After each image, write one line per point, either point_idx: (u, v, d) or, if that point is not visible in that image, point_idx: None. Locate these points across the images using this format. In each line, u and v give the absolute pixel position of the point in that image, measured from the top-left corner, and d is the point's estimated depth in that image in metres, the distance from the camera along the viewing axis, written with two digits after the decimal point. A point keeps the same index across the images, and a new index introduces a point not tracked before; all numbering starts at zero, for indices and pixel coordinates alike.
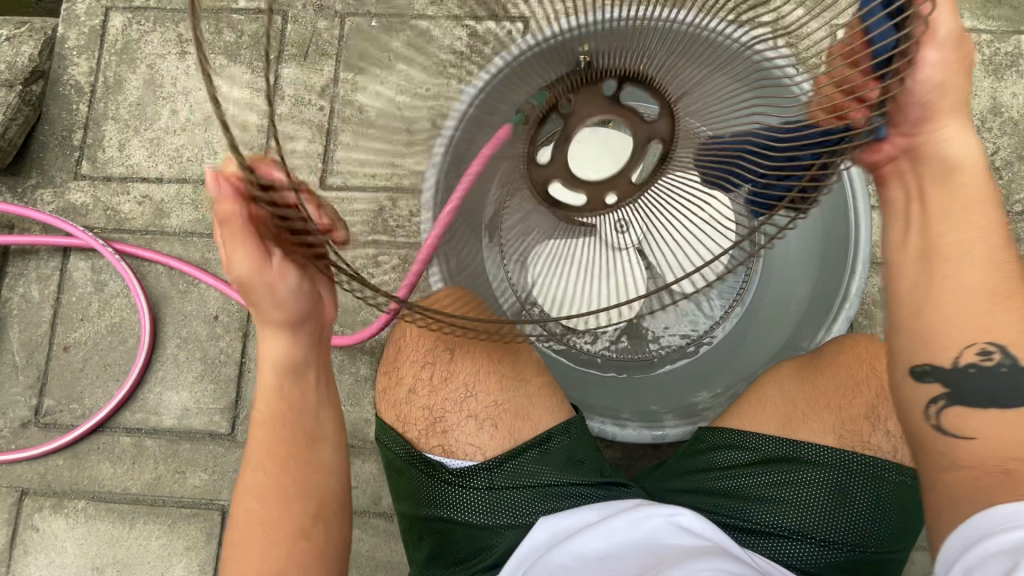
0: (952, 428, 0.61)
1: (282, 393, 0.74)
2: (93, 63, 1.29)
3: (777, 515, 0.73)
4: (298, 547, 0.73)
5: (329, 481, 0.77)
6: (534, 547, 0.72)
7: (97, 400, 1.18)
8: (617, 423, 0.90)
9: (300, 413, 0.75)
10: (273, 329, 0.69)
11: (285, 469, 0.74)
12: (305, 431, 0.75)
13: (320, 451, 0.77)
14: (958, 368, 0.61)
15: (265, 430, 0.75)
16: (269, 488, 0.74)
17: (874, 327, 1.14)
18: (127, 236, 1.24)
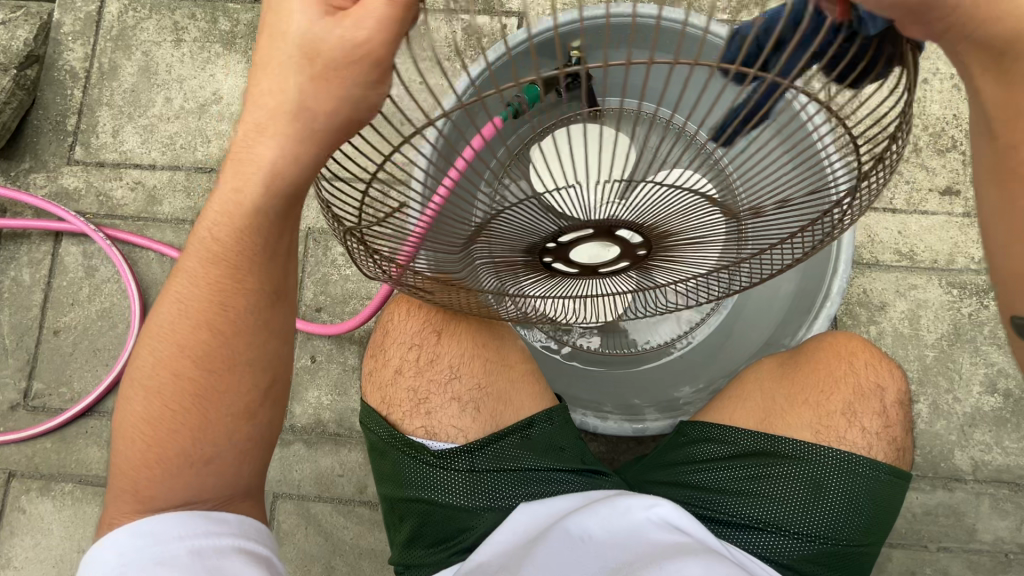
0: None
1: (251, 222, 0.61)
2: (88, 49, 1.29)
3: (754, 507, 0.74)
4: (241, 425, 0.70)
5: (284, 352, 0.71)
6: (514, 533, 0.72)
7: (86, 384, 1.19)
8: (599, 415, 0.90)
9: (263, 262, 0.65)
10: (277, 128, 0.53)
11: (238, 328, 0.67)
12: (271, 288, 0.67)
13: (281, 317, 0.69)
14: None
15: (217, 267, 0.65)
16: (224, 354, 0.68)
17: (858, 326, 1.15)
18: (119, 222, 1.24)
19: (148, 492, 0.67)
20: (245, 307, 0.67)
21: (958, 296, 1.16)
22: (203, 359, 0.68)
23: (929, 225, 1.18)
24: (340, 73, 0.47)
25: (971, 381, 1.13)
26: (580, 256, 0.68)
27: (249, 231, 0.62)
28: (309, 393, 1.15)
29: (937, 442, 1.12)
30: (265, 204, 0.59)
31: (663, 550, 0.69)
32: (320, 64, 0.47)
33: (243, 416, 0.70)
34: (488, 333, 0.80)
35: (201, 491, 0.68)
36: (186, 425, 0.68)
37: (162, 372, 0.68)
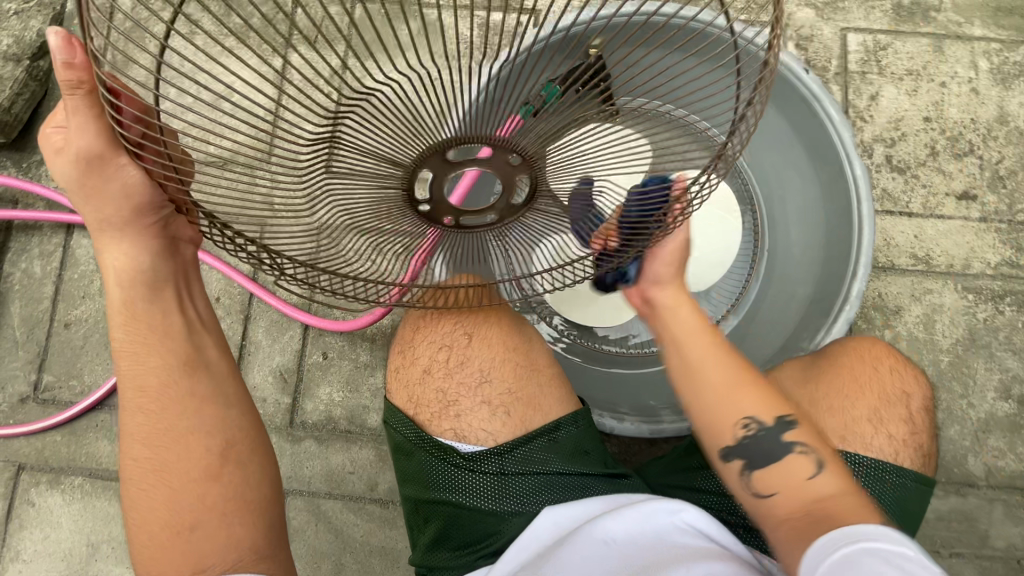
0: (762, 488, 0.66)
1: (138, 309, 0.73)
2: None
3: None
4: (212, 490, 0.69)
5: (226, 413, 0.74)
6: (541, 538, 0.73)
7: (96, 378, 1.18)
8: (615, 416, 0.89)
9: (165, 335, 0.73)
10: (111, 231, 0.68)
11: (165, 402, 0.71)
12: (180, 352, 0.73)
13: (202, 380, 0.74)
14: (740, 442, 0.67)
15: (133, 368, 0.72)
16: (161, 430, 0.71)
17: (873, 329, 1.14)
18: None
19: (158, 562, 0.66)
20: (160, 385, 0.72)
21: (974, 301, 1.15)
22: (144, 438, 0.71)
23: (946, 229, 1.17)
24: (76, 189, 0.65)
25: (986, 387, 1.13)
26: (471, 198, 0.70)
27: (147, 312, 0.73)
28: (321, 389, 1.15)
29: (952, 448, 1.11)
30: (128, 293, 0.72)
31: (690, 554, 0.68)
32: (82, 177, 0.63)
33: (204, 474, 0.69)
34: (518, 336, 0.81)
35: (201, 557, 0.65)
36: (163, 501, 0.68)
37: (128, 467, 0.71)
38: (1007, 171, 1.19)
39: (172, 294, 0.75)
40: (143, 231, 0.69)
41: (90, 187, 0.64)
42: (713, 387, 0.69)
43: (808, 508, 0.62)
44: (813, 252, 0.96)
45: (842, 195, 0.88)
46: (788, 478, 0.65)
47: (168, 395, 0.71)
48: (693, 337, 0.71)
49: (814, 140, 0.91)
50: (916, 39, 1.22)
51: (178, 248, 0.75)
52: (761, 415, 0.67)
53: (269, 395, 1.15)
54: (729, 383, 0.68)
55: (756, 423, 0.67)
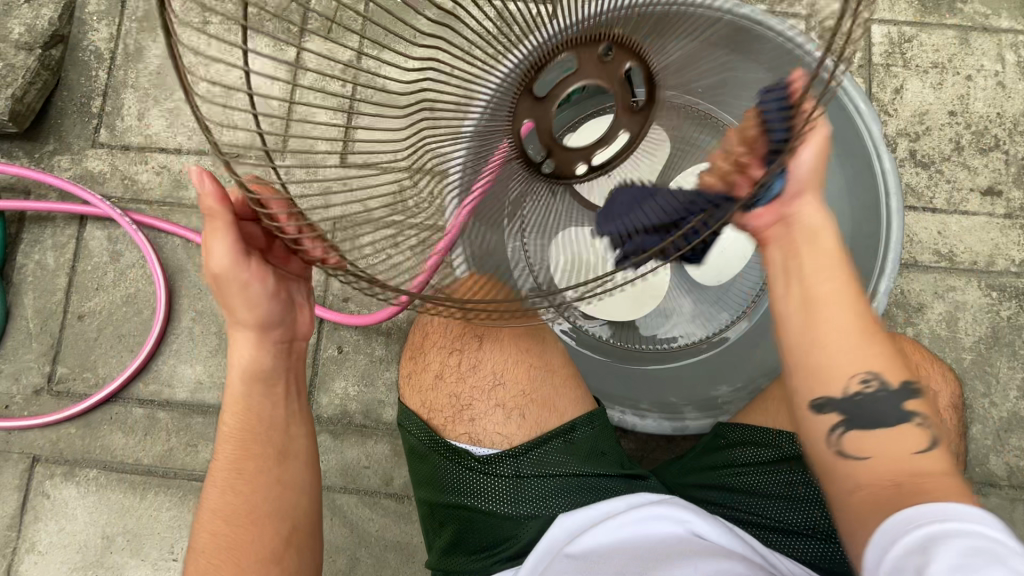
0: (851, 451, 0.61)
1: (251, 403, 0.75)
2: (114, 30, 1.27)
3: (800, 515, 0.74)
4: (270, 572, 0.71)
5: (305, 500, 0.77)
6: (554, 540, 0.71)
7: (111, 370, 1.18)
8: (637, 413, 0.90)
9: (268, 427, 0.76)
10: (241, 330, 0.73)
11: (254, 484, 0.74)
12: (275, 444, 0.76)
13: (289, 469, 0.76)
14: (849, 397, 0.62)
15: (232, 451, 0.75)
16: (242, 512, 0.73)
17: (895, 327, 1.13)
18: (144, 206, 1.23)
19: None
20: (253, 472, 0.74)
21: (998, 299, 1.14)
22: (227, 520, 0.73)
23: (970, 226, 1.15)
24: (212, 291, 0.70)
25: (1009, 385, 1.12)
26: (578, 138, 0.70)
27: (252, 406, 0.75)
28: (335, 383, 1.14)
29: (973, 448, 1.10)
30: (247, 390, 0.76)
31: (698, 556, 0.66)
32: (217, 286, 0.68)
33: (269, 556, 0.71)
34: (531, 337, 0.78)
35: None
36: None
37: (201, 539, 0.73)
38: None
39: (281, 390, 0.78)
40: (269, 332, 0.73)
41: (226, 296, 0.69)
42: (832, 335, 0.62)
43: (896, 481, 0.58)
44: (837, 243, 0.93)
45: (868, 188, 0.86)
46: (893, 443, 0.60)
47: (255, 483, 0.74)
48: (818, 273, 0.64)
49: (838, 133, 0.88)
50: (942, 31, 1.19)
51: (292, 347, 0.78)
52: (882, 372, 0.62)
53: None
54: (848, 331, 0.62)
55: (877, 379, 0.62)
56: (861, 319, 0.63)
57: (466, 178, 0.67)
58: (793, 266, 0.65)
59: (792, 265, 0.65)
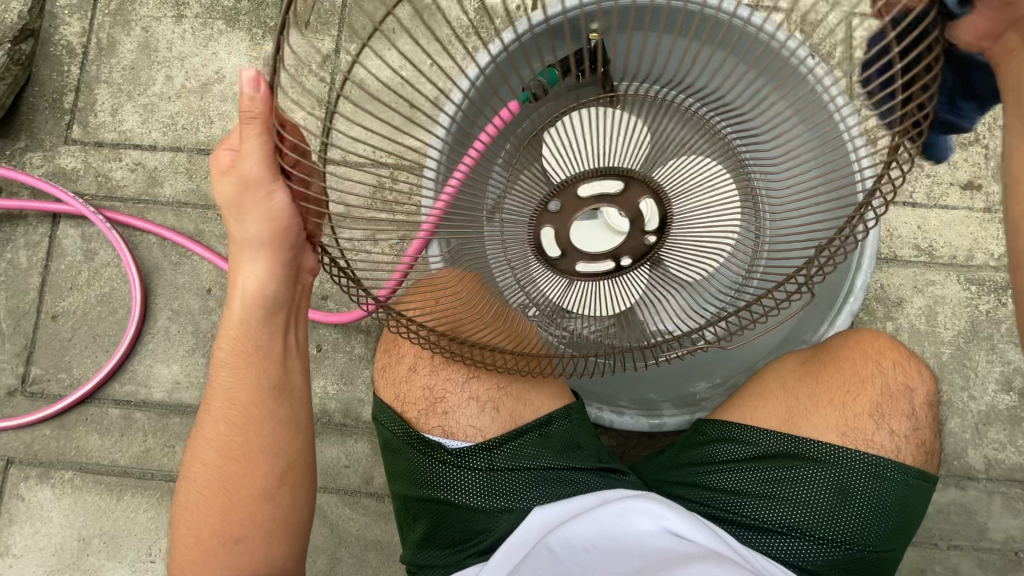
0: None
1: (249, 329, 0.76)
2: (86, 24, 1.25)
3: (777, 512, 0.73)
4: (262, 509, 0.76)
5: (297, 441, 0.79)
6: (529, 536, 0.71)
7: (86, 370, 1.16)
8: (615, 410, 0.89)
9: (265, 358, 0.77)
10: (249, 253, 0.70)
11: (248, 418, 0.76)
12: (270, 379, 0.77)
13: (283, 405, 0.78)
14: None
15: (229, 381, 0.76)
16: (236, 443, 0.76)
17: (874, 321, 1.13)
18: (119, 204, 1.21)
19: (198, 565, 0.75)
20: (247, 402, 0.76)
21: (977, 293, 1.14)
22: (222, 446, 0.77)
23: (950, 220, 1.16)
24: (229, 201, 0.67)
25: (987, 379, 1.12)
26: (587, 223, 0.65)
27: (254, 337, 0.76)
28: (315, 382, 1.13)
29: (954, 442, 1.11)
30: (248, 315, 0.75)
31: (673, 557, 0.67)
32: (236, 197, 0.65)
33: (259, 494, 0.76)
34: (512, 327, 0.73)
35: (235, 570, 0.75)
36: (218, 508, 0.76)
37: (195, 467, 0.78)
38: None
39: (281, 323, 0.77)
40: (278, 256, 0.71)
41: (243, 206, 0.66)
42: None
43: None
44: None
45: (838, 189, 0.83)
46: None
47: (251, 413, 0.77)
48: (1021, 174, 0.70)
49: None
50: None
51: (299, 277, 0.76)
52: None
53: None
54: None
55: None
56: None
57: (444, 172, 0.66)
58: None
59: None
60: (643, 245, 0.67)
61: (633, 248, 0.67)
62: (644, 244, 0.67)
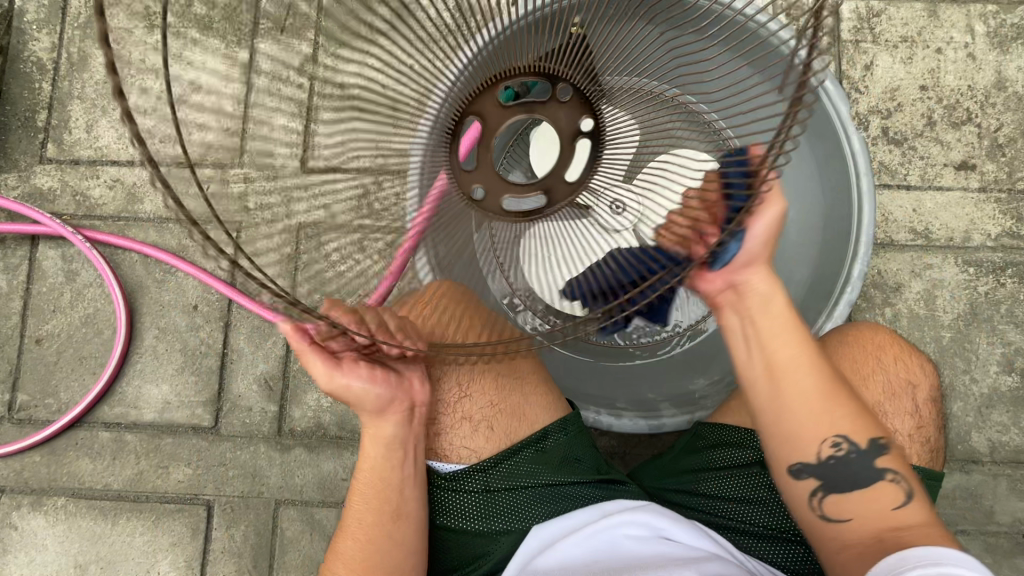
0: (832, 513, 0.67)
1: (374, 461, 0.69)
2: (55, 38, 1.22)
3: (770, 516, 0.74)
4: None
5: (414, 561, 0.70)
6: (526, 556, 0.70)
7: (73, 394, 1.14)
8: (613, 413, 0.86)
9: (386, 486, 0.68)
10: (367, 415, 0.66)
11: (368, 541, 0.69)
12: (390, 502, 0.69)
13: (405, 527, 0.69)
14: (821, 461, 0.67)
15: (358, 508, 0.70)
16: (358, 562, 0.69)
17: (872, 309, 1.11)
18: (98, 222, 1.18)
19: None
20: (370, 523, 0.69)
21: (974, 274, 1.13)
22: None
23: (945, 202, 1.14)
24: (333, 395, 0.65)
25: (988, 361, 1.11)
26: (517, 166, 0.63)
27: (379, 469, 0.69)
28: (308, 395, 1.12)
29: (956, 426, 1.10)
30: (374, 451, 0.69)
31: (672, 561, 0.65)
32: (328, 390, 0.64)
33: None
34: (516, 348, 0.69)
35: None
36: None
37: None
38: (1006, 139, 1.15)
39: (403, 454, 0.69)
40: (384, 404, 0.65)
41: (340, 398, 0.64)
42: (790, 397, 0.68)
43: (878, 536, 0.65)
44: (811, 224, 0.90)
45: (838, 169, 0.82)
46: (873, 500, 0.67)
47: (370, 536, 0.69)
48: (776, 341, 0.68)
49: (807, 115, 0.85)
50: (910, 4, 1.17)
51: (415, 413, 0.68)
52: (848, 434, 0.67)
53: (255, 404, 1.12)
54: (809, 368, 0.68)
55: (846, 443, 0.67)
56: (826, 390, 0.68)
57: (426, 172, 0.63)
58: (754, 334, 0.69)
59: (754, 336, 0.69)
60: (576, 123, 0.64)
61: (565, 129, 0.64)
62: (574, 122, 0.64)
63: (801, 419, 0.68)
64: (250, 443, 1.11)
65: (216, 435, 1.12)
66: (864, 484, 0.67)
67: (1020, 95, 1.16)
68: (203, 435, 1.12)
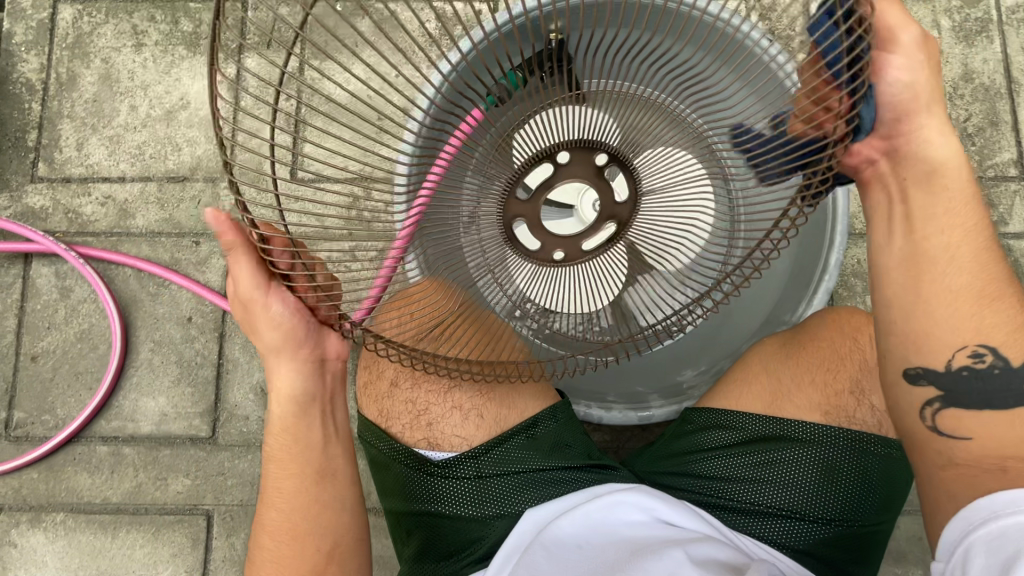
0: (946, 428, 0.66)
1: (290, 424, 0.78)
2: (43, 59, 1.24)
3: (767, 494, 0.74)
4: None
5: (341, 517, 0.80)
6: (521, 541, 0.71)
7: (70, 410, 1.14)
8: (603, 406, 0.89)
9: (307, 448, 0.79)
10: (276, 357, 0.75)
11: (297, 501, 0.78)
12: (314, 463, 0.79)
13: (327, 487, 0.79)
14: (951, 371, 0.66)
15: (278, 473, 0.78)
16: (282, 526, 0.77)
17: (855, 297, 1.14)
18: (91, 238, 1.20)
19: None
20: (296, 490, 0.78)
21: None
22: (281, 536, 0.77)
23: None
24: (252, 327, 0.73)
25: None
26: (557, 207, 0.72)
27: (293, 429, 0.78)
28: None
29: None
30: (289, 417, 0.78)
31: (666, 543, 0.66)
32: (247, 319, 0.73)
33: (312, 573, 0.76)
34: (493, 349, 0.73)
35: None
36: None
37: (262, 537, 0.78)
38: (975, 128, 1.19)
39: (318, 410, 0.79)
40: (296, 354, 0.75)
41: (252, 319, 0.73)
42: (934, 296, 0.67)
43: (1003, 464, 0.63)
44: None
45: None
46: (1004, 425, 0.65)
47: (298, 498, 0.78)
48: (929, 228, 0.67)
49: None
50: None
51: (326, 366, 0.79)
52: (996, 346, 0.65)
53: (252, 413, 1.13)
54: (957, 259, 0.67)
55: (990, 354, 0.65)
56: (980, 290, 0.67)
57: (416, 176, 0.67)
58: (903, 214, 0.69)
59: (902, 217, 0.69)
60: (594, 162, 0.70)
61: (581, 161, 0.71)
62: (594, 161, 0.70)
63: (929, 321, 0.67)
64: (247, 451, 1.12)
65: (214, 445, 1.13)
66: (1008, 404, 0.65)
67: (987, 86, 1.20)
68: (201, 445, 1.13)
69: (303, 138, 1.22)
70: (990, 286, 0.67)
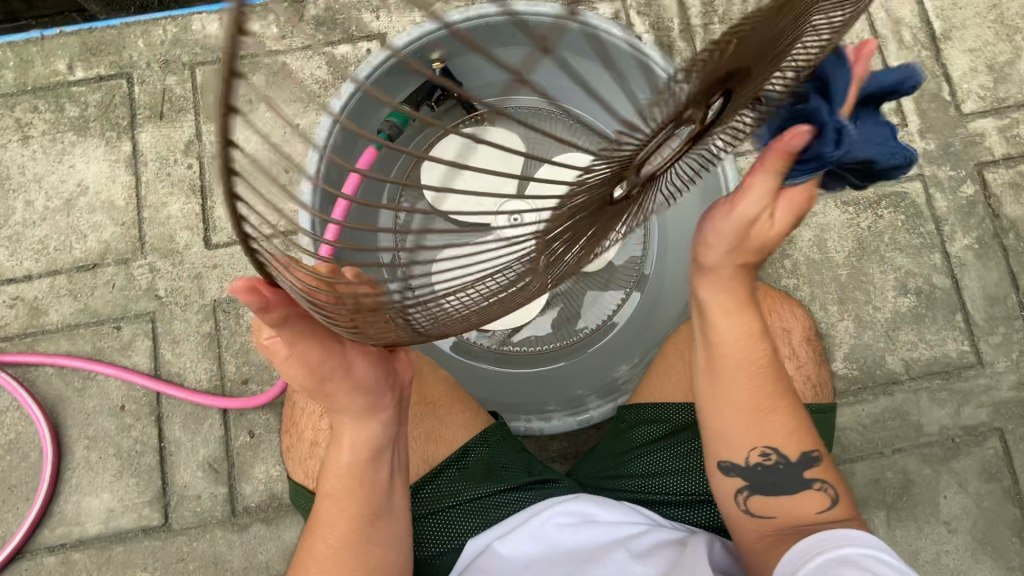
0: (757, 510, 0.70)
1: (355, 467, 0.66)
2: None
3: (697, 481, 0.77)
4: None
5: (398, 552, 0.69)
6: (465, 568, 0.72)
7: (9, 525, 1.09)
8: (543, 417, 0.87)
9: (368, 487, 0.66)
10: (346, 412, 0.63)
11: (346, 542, 0.66)
12: (371, 504, 0.66)
13: (376, 531, 0.67)
14: (749, 467, 0.69)
15: (330, 512, 0.66)
16: (332, 564, 0.66)
17: (775, 263, 1.19)
18: (5, 344, 1.15)
19: None
20: (345, 530, 0.66)
21: (855, 212, 1.21)
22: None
23: None
24: (314, 379, 0.59)
25: (885, 288, 1.19)
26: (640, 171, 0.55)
27: (359, 474, 0.65)
28: (256, 468, 1.10)
29: (868, 354, 1.18)
30: (353, 456, 0.66)
31: (610, 547, 0.70)
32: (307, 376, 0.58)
33: None
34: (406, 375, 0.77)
35: None
36: None
37: None
38: None
39: (388, 456, 0.67)
40: (375, 400, 0.63)
41: (322, 380, 0.59)
42: (721, 402, 0.70)
43: (790, 530, 0.67)
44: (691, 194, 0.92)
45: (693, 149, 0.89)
46: (795, 503, 0.69)
47: (337, 543, 0.66)
48: (721, 349, 0.69)
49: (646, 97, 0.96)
50: None
51: (404, 406, 0.68)
52: (780, 446, 0.69)
53: (203, 491, 1.10)
54: (738, 379, 0.69)
55: (776, 454, 0.69)
56: (761, 403, 0.69)
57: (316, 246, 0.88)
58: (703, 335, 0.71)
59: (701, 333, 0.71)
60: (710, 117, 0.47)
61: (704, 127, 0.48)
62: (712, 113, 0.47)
63: (718, 425, 0.70)
64: (204, 531, 1.09)
65: (169, 531, 1.09)
66: (797, 489, 0.69)
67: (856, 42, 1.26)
68: (155, 535, 1.09)
69: (210, 203, 1.20)
70: (766, 396, 0.69)
